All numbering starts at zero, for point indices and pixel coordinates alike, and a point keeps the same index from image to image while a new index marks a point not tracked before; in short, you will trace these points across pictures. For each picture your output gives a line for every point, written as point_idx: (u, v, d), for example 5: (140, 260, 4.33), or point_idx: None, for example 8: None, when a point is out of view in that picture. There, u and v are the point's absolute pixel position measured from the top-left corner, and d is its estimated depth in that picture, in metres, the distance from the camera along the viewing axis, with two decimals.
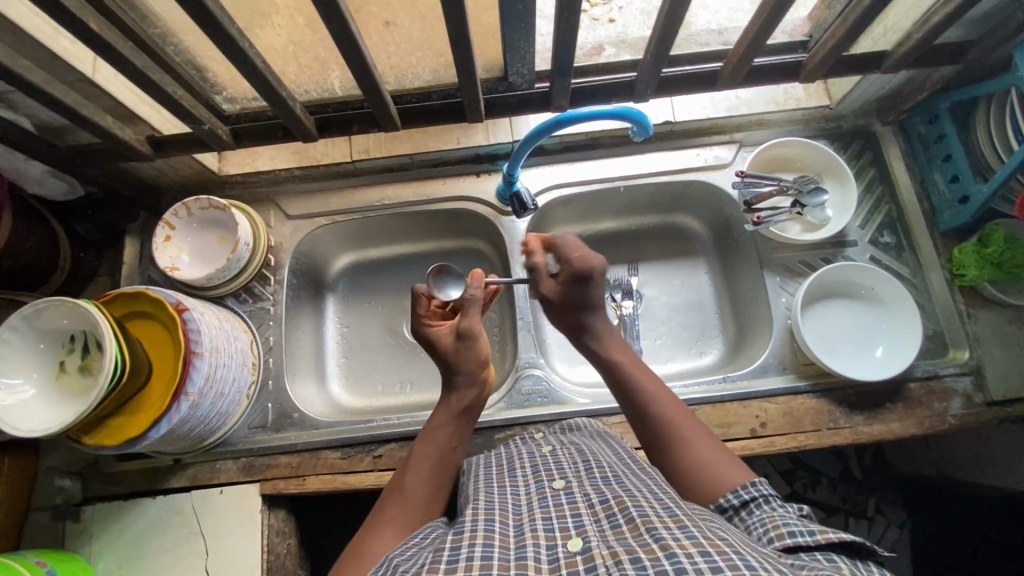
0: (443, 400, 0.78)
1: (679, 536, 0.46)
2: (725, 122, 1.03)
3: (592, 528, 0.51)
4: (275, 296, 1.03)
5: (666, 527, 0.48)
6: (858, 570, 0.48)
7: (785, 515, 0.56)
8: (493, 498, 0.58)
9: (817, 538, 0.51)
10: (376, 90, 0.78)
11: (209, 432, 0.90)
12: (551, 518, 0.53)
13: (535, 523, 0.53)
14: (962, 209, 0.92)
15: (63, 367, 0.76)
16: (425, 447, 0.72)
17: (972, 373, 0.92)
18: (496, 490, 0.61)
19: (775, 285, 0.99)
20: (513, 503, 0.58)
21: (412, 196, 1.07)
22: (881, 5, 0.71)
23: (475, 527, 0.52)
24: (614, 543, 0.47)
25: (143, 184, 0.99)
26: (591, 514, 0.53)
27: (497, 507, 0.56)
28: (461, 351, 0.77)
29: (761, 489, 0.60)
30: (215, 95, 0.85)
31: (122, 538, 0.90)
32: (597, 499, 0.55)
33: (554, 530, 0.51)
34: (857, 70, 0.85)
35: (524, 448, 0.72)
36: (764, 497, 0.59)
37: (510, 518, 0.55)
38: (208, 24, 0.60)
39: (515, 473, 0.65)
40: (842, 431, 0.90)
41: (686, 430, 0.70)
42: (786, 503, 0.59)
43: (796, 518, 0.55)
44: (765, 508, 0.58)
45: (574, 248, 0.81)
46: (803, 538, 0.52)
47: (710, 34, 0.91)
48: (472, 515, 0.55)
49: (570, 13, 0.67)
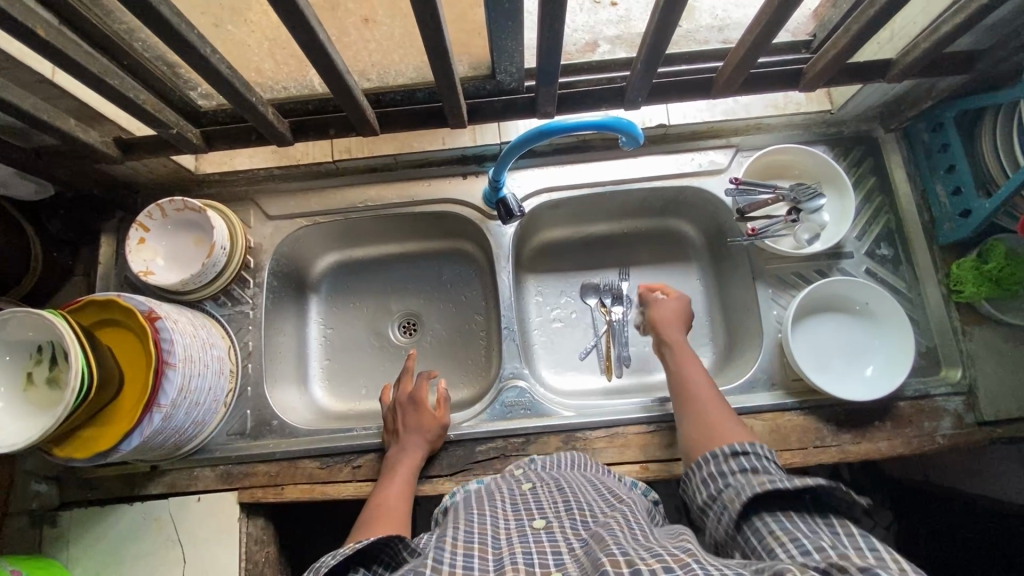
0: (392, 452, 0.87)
1: (647, 556, 0.48)
2: (721, 126, 0.99)
3: (571, 565, 0.50)
4: (254, 299, 1.00)
5: (637, 551, 0.49)
6: (823, 530, 0.58)
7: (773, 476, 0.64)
8: (471, 529, 0.57)
9: (795, 483, 0.61)
10: (350, 96, 0.74)
11: (184, 441, 0.88)
12: (532, 554, 0.52)
13: (515, 557, 0.52)
14: (963, 223, 0.89)
15: (31, 379, 0.74)
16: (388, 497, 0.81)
17: (964, 393, 0.90)
18: (475, 519, 0.59)
19: (767, 297, 0.96)
20: (491, 538, 0.56)
21: (396, 198, 1.04)
22: (890, 13, 0.67)
23: (453, 561, 0.51)
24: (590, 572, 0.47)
25: (118, 183, 0.96)
26: (571, 555, 0.52)
27: (475, 540, 0.55)
28: (429, 430, 0.88)
29: (756, 449, 0.70)
30: (189, 91, 0.82)
31: (99, 544, 0.89)
32: (578, 543, 0.54)
33: (534, 567, 0.50)
34: (861, 78, 0.81)
35: (504, 484, 0.70)
36: (756, 454, 0.69)
37: (488, 553, 0.53)
38: (165, 31, 0.56)
39: (494, 505, 0.64)
40: (829, 449, 0.88)
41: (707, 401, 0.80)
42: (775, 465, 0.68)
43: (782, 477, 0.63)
44: (754, 461, 0.68)
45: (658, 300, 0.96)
46: (782, 484, 0.61)
47: (710, 31, 0.87)
48: (450, 547, 0.53)
49: (555, 18, 0.63)
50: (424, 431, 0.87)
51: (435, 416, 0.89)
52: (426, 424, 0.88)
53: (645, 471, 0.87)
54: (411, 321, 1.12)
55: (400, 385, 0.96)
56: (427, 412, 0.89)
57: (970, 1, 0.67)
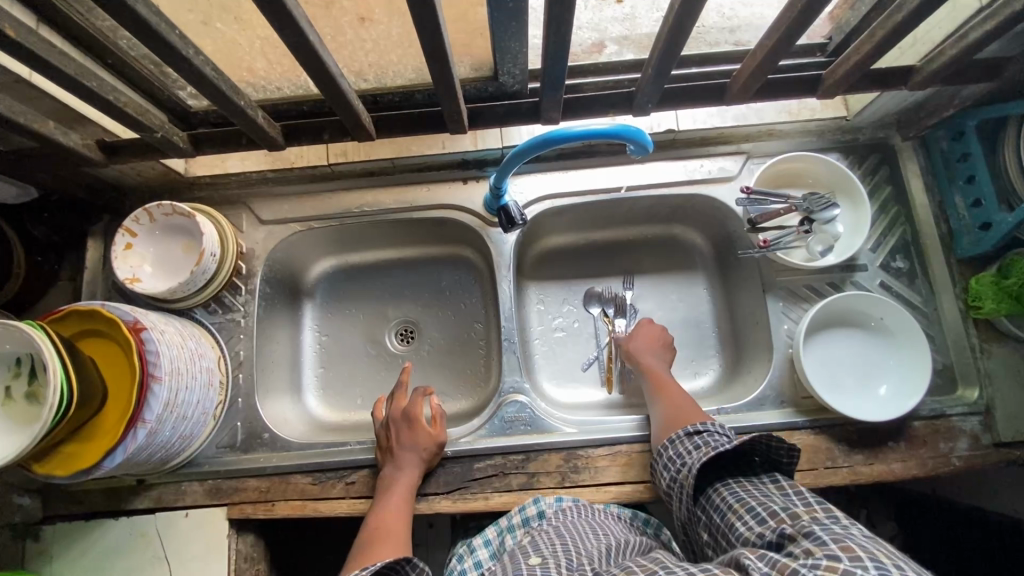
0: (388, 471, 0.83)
1: None
2: (732, 132, 0.96)
3: None
4: (246, 307, 0.97)
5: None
6: (751, 479, 0.69)
7: (716, 443, 0.72)
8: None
9: (732, 442, 0.71)
10: (344, 99, 0.71)
11: (171, 455, 0.85)
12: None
13: None
14: (983, 237, 0.86)
15: (9, 394, 0.71)
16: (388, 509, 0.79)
17: (982, 413, 0.87)
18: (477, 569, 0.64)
19: (777, 310, 0.93)
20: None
21: (394, 203, 1.00)
22: (918, 18, 0.63)
23: None
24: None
25: (105, 185, 0.92)
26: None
27: None
28: (426, 446, 0.85)
29: (707, 425, 0.77)
30: (177, 91, 0.78)
31: (83, 560, 0.86)
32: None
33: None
34: (881, 85, 0.77)
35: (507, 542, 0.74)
36: (706, 430, 0.76)
37: None
38: (143, 31, 0.53)
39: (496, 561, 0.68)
40: (840, 470, 0.85)
41: (668, 389, 0.87)
42: (726, 432, 0.75)
43: (721, 441, 0.73)
44: (706, 437, 0.75)
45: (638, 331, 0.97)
46: (723, 447, 0.71)
47: (722, 33, 0.84)
48: None
49: (562, 20, 0.60)
50: (420, 449, 0.84)
51: (430, 432, 0.86)
52: (421, 442, 0.85)
53: (649, 491, 0.84)
54: (408, 329, 1.09)
55: (393, 400, 0.92)
56: (422, 428, 0.85)
57: (1002, 7, 0.63)
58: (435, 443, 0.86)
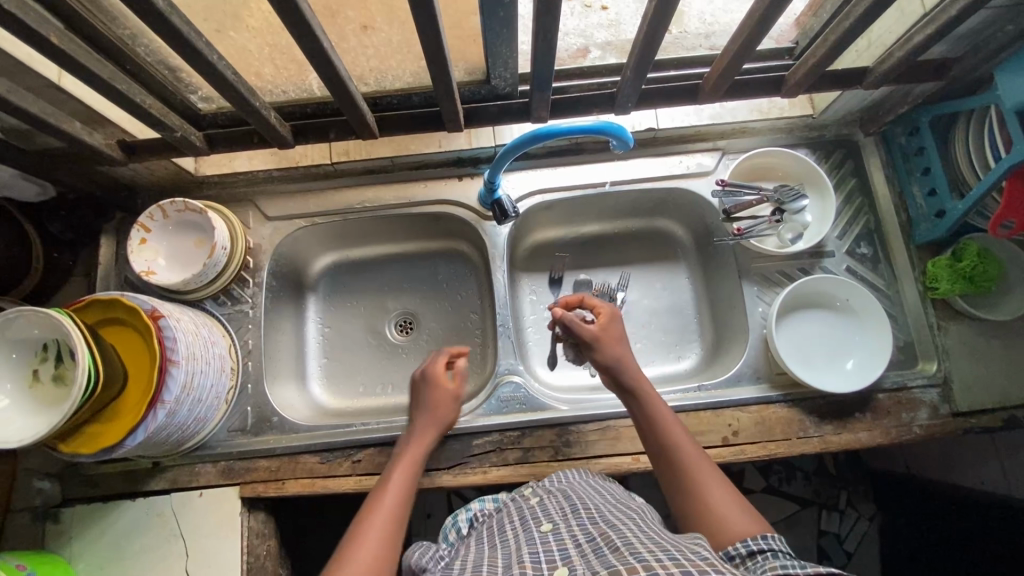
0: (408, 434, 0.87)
1: (662, 558, 0.47)
2: (708, 130, 1.03)
3: (578, 557, 0.51)
4: (254, 299, 1.02)
5: (649, 551, 0.48)
6: None
7: (784, 560, 0.53)
8: (484, 552, 0.59)
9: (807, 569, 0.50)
10: (352, 101, 0.77)
11: (187, 436, 0.90)
12: (540, 554, 0.54)
13: (524, 556, 0.54)
14: (937, 224, 0.94)
15: (37, 376, 0.76)
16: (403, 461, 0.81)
17: (940, 385, 0.94)
18: (491, 549, 0.60)
19: (752, 294, 1.00)
20: (504, 552, 0.58)
21: (393, 200, 1.06)
22: (865, 23, 0.70)
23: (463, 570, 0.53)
24: (597, 567, 0.48)
25: (119, 184, 0.98)
26: (578, 547, 0.53)
27: (488, 557, 0.57)
28: (448, 406, 0.90)
29: (771, 543, 0.57)
30: (190, 95, 0.84)
31: (102, 538, 0.91)
32: (584, 535, 0.55)
33: (541, 563, 0.52)
34: (840, 85, 0.85)
35: (517, 503, 0.72)
36: (772, 551, 0.56)
37: (499, 563, 0.55)
38: (174, 38, 0.59)
39: (506, 529, 0.65)
40: (811, 440, 0.92)
41: (704, 478, 0.69)
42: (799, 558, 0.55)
43: (796, 561, 0.53)
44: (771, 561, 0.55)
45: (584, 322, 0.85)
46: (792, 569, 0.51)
47: (696, 38, 0.91)
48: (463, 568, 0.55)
49: (549, 27, 0.67)
50: (439, 407, 0.89)
51: (451, 390, 0.91)
52: (444, 400, 0.90)
53: (636, 462, 0.90)
54: (407, 320, 1.15)
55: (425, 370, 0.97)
56: (447, 387, 0.91)
57: (939, 14, 0.71)
58: (456, 406, 0.91)
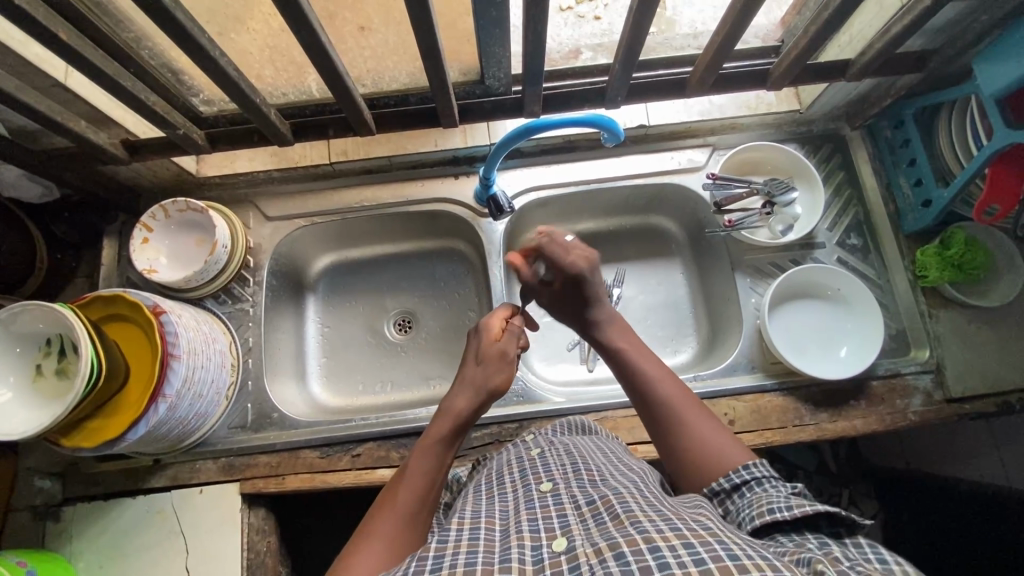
0: (439, 413, 0.73)
1: (663, 529, 0.47)
2: (698, 126, 1.06)
3: (577, 526, 0.51)
4: (254, 297, 1.03)
5: (650, 522, 0.49)
6: (839, 548, 0.50)
7: (771, 496, 0.57)
8: (481, 509, 0.59)
9: (794, 512, 0.53)
10: (350, 97, 0.79)
11: (188, 432, 0.90)
12: (538, 520, 0.54)
13: (522, 524, 0.54)
14: (925, 213, 0.95)
15: (40, 370, 0.77)
16: (439, 424, 0.71)
17: (933, 371, 0.95)
18: (486, 501, 0.61)
19: (745, 285, 1.02)
20: (501, 511, 0.58)
21: (391, 198, 1.08)
22: (843, 15, 0.73)
23: (461, 535, 0.52)
24: (598, 539, 0.48)
25: (122, 186, 1.00)
26: (577, 513, 0.54)
27: (485, 516, 0.57)
28: (496, 363, 0.78)
29: (755, 472, 0.61)
30: (192, 97, 0.86)
31: (103, 537, 0.91)
32: (583, 499, 0.56)
33: (539, 531, 0.52)
34: (822, 78, 0.88)
35: (514, 454, 0.73)
36: (756, 480, 0.60)
37: (496, 525, 0.55)
38: (177, 33, 0.61)
39: (503, 482, 0.65)
40: (807, 427, 0.93)
41: (686, 413, 0.70)
42: (780, 483, 0.60)
43: (782, 495, 0.56)
44: (755, 491, 0.59)
45: (563, 253, 0.82)
46: (781, 514, 0.53)
47: (686, 38, 0.93)
48: (458, 524, 0.55)
49: (539, 23, 0.69)
50: (475, 383, 0.76)
51: (496, 354, 0.79)
52: (490, 357, 0.79)
53: (634, 452, 0.91)
54: (406, 318, 1.16)
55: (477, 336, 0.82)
56: (494, 341, 0.81)
57: (913, 6, 0.73)
58: (504, 369, 0.78)
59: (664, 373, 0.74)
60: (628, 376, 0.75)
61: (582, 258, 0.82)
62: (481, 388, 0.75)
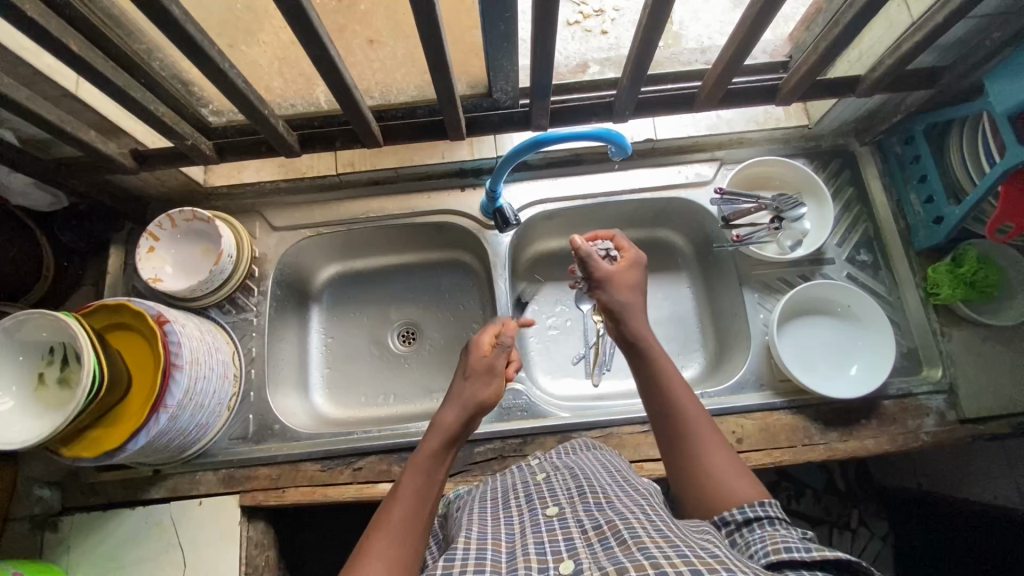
0: (431, 426, 0.71)
1: (670, 554, 0.46)
2: (706, 141, 1.05)
3: (584, 551, 0.50)
4: (259, 307, 1.03)
5: (657, 547, 0.47)
6: None
7: (786, 536, 0.54)
8: (486, 529, 0.58)
9: (812, 554, 0.50)
10: (358, 109, 0.79)
11: (188, 443, 0.90)
12: (545, 543, 0.53)
13: (527, 548, 0.52)
14: (936, 229, 0.94)
15: (43, 379, 0.76)
16: (429, 439, 0.69)
17: (946, 392, 0.93)
18: (491, 522, 0.60)
19: (753, 301, 1.01)
20: (507, 532, 0.57)
21: (397, 210, 1.08)
22: (853, 31, 0.73)
23: (467, 554, 0.52)
24: (605, 563, 0.47)
25: (130, 195, 1.00)
26: (584, 538, 0.52)
27: (490, 537, 0.56)
28: (484, 376, 0.77)
29: (768, 511, 0.58)
30: (201, 108, 0.86)
31: (101, 548, 0.90)
32: (590, 524, 0.54)
33: (547, 554, 0.51)
34: (830, 93, 0.87)
35: (519, 477, 0.71)
36: (769, 518, 0.58)
37: (501, 546, 0.54)
38: (188, 45, 0.61)
39: (509, 505, 0.64)
40: (817, 447, 0.91)
41: (705, 441, 0.68)
42: (794, 528, 0.57)
43: (797, 538, 0.53)
44: (767, 528, 0.56)
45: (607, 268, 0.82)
46: (797, 553, 0.50)
47: (693, 54, 0.94)
48: (465, 543, 0.54)
49: (548, 38, 0.69)
50: (466, 398, 0.74)
51: (488, 366, 0.77)
52: (480, 370, 0.77)
53: (640, 470, 0.90)
54: (410, 330, 1.15)
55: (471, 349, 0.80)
56: (484, 355, 0.79)
57: (925, 22, 0.73)
58: (493, 382, 0.76)
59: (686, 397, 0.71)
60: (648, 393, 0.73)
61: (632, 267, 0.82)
62: (471, 402, 0.73)
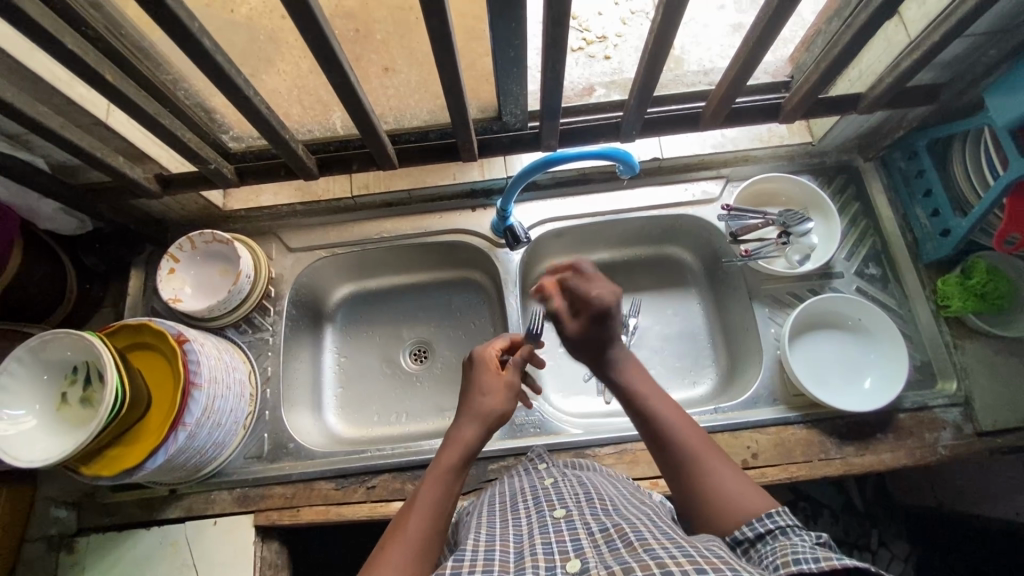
0: (448, 440, 0.72)
1: (676, 555, 0.46)
2: (712, 158, 1.07)
3: (590, 550, 0.50)
4: (274, 326, 1.05)
5: (663, 548, 0.48)
6: None
7: (796, 545, 0.53)
8: (494, 531, 0.58)
9: (819, 564, 0.48)
10: (375, 134, 0.82)
11: (203, 463, 0.90)
12: (552, 543, 0.53)
13: (535, 548, 0.52)
14: (943, 242, 0.95)
15: (64, 399, 0.78)
16: (449, 451, 0.70)
17: (962, 405, 0.92)
18: (498, 524, 0.60)
19: (764, 315, 1.01)
20: (515, 534, 0.57)
21: (411, 230, 1.11)
22: (851, 52, 0.75)
23: (476, 555, 0.52)
24: (611, 562, 0.47)
25: (151, 219, 1.03)
26: (590, 539, 0.52)
27: (498, 539, 0.55)
28: (503, 395, 0.77)
29: (778, 521, 0.58)
30: (222, 134, 0.90)
31: (115, 569, 0.90)
32: (597, 527, 0.54)
33: (554, 553, 0.51)
34: (833, 110, 0.89)
35: (528, 480, 0.72)
36: (781, 528, 0.57)
37: (510, 547, 0.54)
38: (215, 74, 0.65)
39: (517, 506, 0.64)
40: (833, 462, 0.90)
41: (706, 457, 0.67)
42: (807, 534, 0.56)
43: (807, 545, 0.52)
44: (779, 539, 0.56)
45: (585, 287, 0.78)
46: (803, 563, 0.49)
47: (696, 76, 0.97)
48: (473, 546, 0.54)
49: (558, 62, 0.72)
50: (485, 414, 0.74)
51: (505, 384, 0.78)
52: (498, 389, 0.77)
53: (655, 486, 0.89)
54: (422, 348, 1.16)
55: (484, 364, 0.80)
56: (498, 373, 0.79)
57: (922, 41, 0.75)
58: (511, 399, 0.77)
59: (678, 417, 0.72)
60: (642, 418, 0.73)
61: (609, 291, 0.77)
62: (490, 417, 0.74)
